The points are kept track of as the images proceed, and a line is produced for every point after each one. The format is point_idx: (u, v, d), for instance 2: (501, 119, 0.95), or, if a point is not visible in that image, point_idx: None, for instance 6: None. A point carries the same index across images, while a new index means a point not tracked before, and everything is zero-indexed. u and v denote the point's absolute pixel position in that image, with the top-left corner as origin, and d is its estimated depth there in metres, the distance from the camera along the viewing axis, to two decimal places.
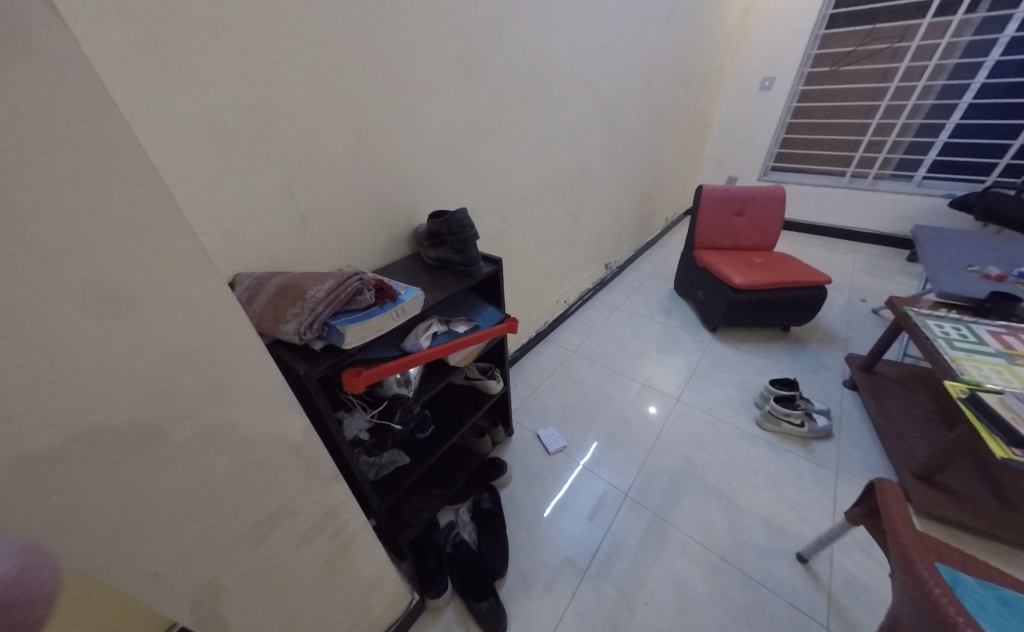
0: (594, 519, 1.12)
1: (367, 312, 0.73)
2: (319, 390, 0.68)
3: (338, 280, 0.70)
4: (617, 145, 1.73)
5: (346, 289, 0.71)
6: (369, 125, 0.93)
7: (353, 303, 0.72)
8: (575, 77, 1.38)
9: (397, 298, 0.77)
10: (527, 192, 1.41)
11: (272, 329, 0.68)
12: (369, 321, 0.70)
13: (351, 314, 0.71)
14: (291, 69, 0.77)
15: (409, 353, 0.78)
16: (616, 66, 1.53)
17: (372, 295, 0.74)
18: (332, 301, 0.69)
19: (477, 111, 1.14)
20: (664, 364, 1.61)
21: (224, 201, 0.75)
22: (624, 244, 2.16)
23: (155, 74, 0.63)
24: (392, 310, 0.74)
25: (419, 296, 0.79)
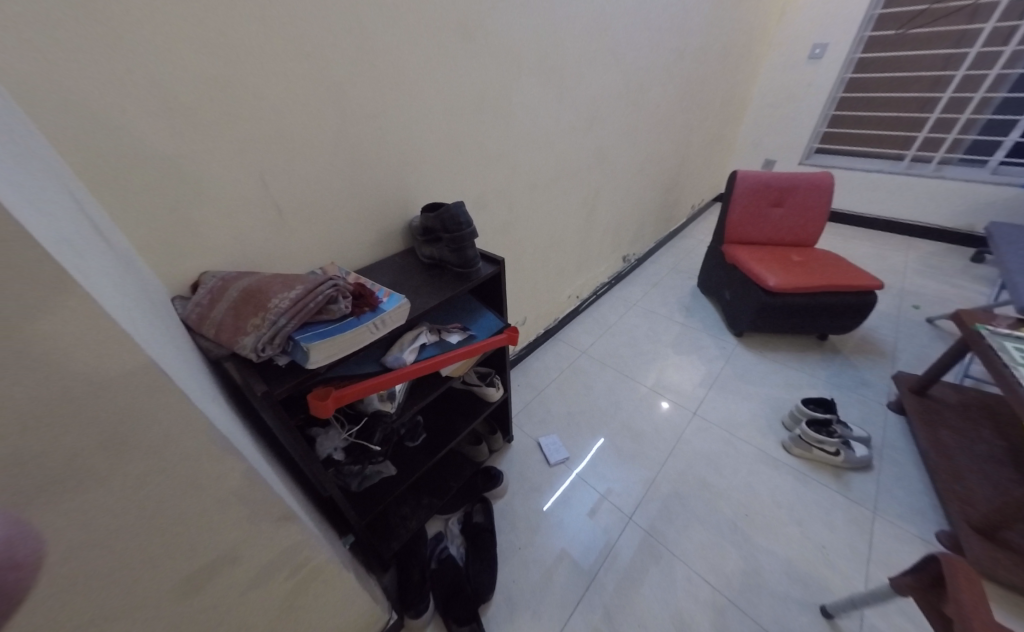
0: (593, 516, 1.11)
1: (342, 324, 0.64)
2: (282, 413, 0.61)
3: (306, 287, 0.61)
4: (642, 123, 1.56)
5: (316, 298, 0.62)
6: (355, 107, 0.83)
7: (325, 313, 0.63)
8: (599, 48, 1.23)
9: (378, 307, 0.68)
10: (539, 178, 1.28)
11: (230, 343, 0.60)
12: (341, 336, 0.62)
13: (322, 327, 0.62)
14: (258, 45, 0.68)
15: (391, 370, 0.70)
16: (646, 34, 1.36)
17: (349, 304, 0.65)
18: (299, 313, 0.60)
19: (484, 90, 1.02)
20: (681, 371, 1.50)
21: (187, 196, 0.69)
22: (646, 234, 2.01)
23: (85, 47, 0.55)
24: (370, 322, 0.65)
25: (405, 306, 0.70)
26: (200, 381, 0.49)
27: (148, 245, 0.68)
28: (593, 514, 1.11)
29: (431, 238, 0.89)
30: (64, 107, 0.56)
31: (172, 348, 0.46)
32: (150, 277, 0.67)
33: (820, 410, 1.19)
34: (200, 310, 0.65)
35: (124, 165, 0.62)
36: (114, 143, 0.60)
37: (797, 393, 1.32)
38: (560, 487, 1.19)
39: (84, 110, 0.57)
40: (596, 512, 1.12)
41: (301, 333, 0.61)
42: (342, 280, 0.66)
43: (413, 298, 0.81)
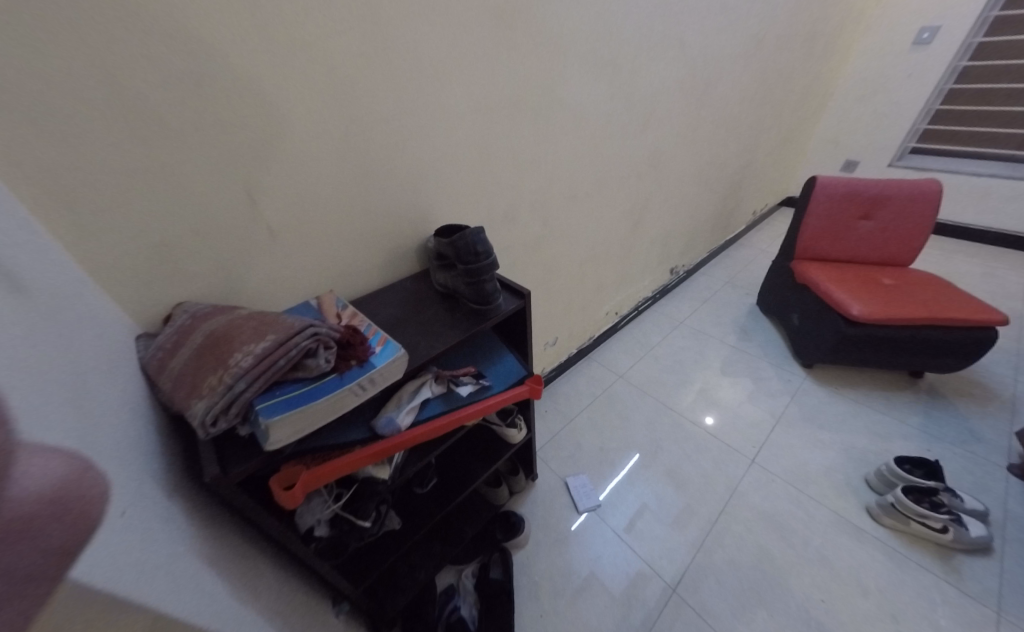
0: (629, 530, 1.03)
1: (322, 385, 0.52)
2: (240, 498, 0.49)
3: (276, 340, 0.49)
4: (705, 121, 1.36)
5: (290, 352, 0.49)
6: (366, 109, 0.70)
7: (299, 371, 0.51)
8: (667, 36, 1.05)
9: (368, 361, 0.56)
10: (581, 187, 1.12)
11: (182, 408, 0.48)
12: (314, 405, 0.49)
13: (296, 388, 0.50)
14: (248, 32, 0.56)
15: (382, 437, 0.57)
16: (724, 19, 1.16)
17: (333, 357, 0.53)
18: (265, 372, 0.48)
19: (527, 84, 0.87)
20: (737, 407, 1.28)
21: (156, 210, 0.58)
22: (698, 243, 1.79)
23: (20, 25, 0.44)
24: (354, 385, 0.53)
25: (401, 359, 0.58)
26: (115, 473, 0.37)
27: (107, 268, 0.57)
28: (630, 528, 1.03)
29: (445, 264, 0.76)
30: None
31: (73, 438, 0.34)
32: (103, 305, 0.56)
33: (920, 473, 0.96)
34: (161, 353, 0.54)
35: (75, 174, 0.51)
36: (61, 148, 0.49)
37: (886, 445, 1.09)
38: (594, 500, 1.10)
39: (21, 107, 0.46)
40: (632, 527, 1.04)
41: (265, 399, 0.49)
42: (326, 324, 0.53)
43: (417, 340, 0.68)
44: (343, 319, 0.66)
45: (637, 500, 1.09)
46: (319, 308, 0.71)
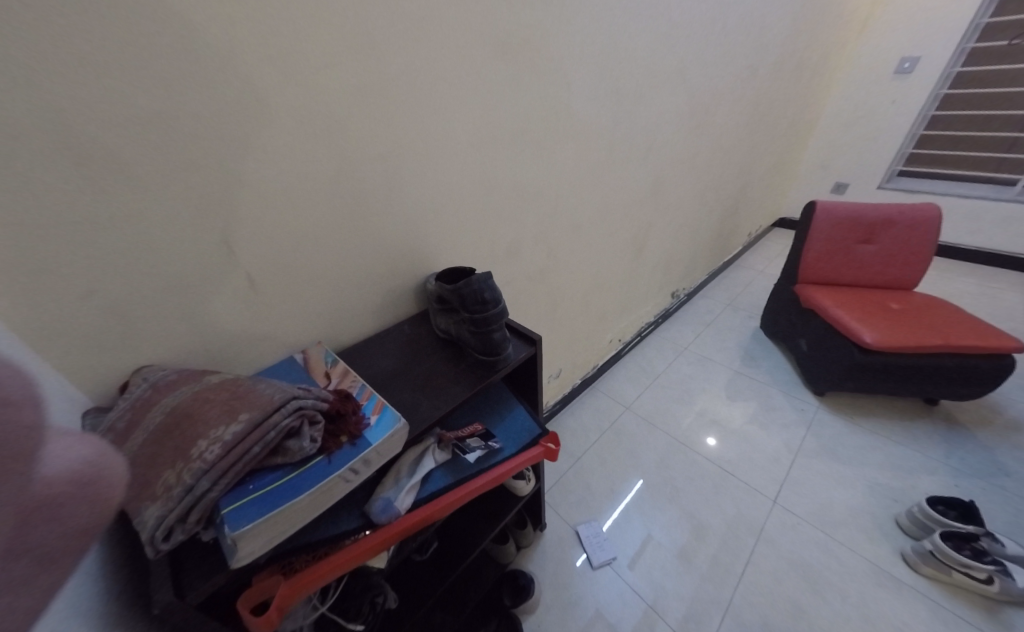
0: (634, 566, 0.98)
1: (304, 473, 0.45)
2: (202, 621, 0.41)
3: (252, 423, 0.43)
4: (705, 147, 1.35)
5: (266, 437, 0.44)
6: (363, 147, 0.65)
7: (280, 455, 0.45)
8: (669, 65, 1.04)
9: (361, 438, 0.49)
10: (585, 218, 1.08)
11: (132, 511, 0.42)
12: (296, 502, 0.42)
13: (272, 479, 0.44)
14: (225, 66, 0.51)
15: (380, 527, 0.49)
16: (722, 48, 1.17)
17: (317, 438, 0.47)
18: (235, 465, 0.42)
19: (530, 115, 0.83)
20: (751, 440, 1.22)
21: (111, 261, 0.51)
22: (698, 267, 1.77)
23: None
24: (344, 471, 0.46)
25: (402, 430, 0.51)
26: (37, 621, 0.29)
27: (58, 329, 0.50)
28: (636, 563, 0.98)
29: (447, 308, 0.70)
30: None
31: None
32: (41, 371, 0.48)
33: (955, 515, 0.91)
34: (111, 440, 0.48)
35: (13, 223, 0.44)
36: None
37: (910, 483, 1.04)
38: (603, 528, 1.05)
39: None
40: (638, 559, 0.99)
41: (233, 499, 0.41)
42: (311, 397, 0.48)
43: (418, 398, 0.62)
44: (334, 378, 0.59)
45: (642, 529, 1.04)
46: (305, 364, 0.63)
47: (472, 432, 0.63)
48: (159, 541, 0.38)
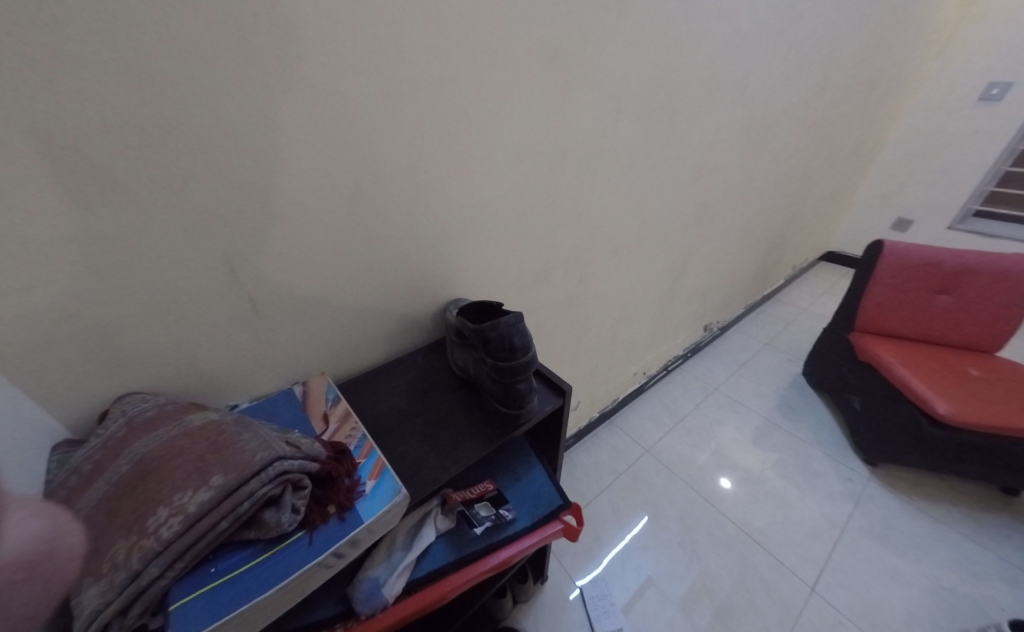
0: (627, 614, 0.93)
1: (278, 554, 0.39)
2: None
3: (222, 496, 0.37)
4: (759, 172, 1.25)
5: (238, 508, 0.38)
6: (387, 166, 0.58)
7: (251, 532, 0.38)
8: (730, 81, 0.95)
9: (352, 512, 0.42)
10: (622, 245, 1.00)
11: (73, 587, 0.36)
12: (259, 599, 0.36)
13: (238, 562, 0.38)
14: (236, 72, 0.45)
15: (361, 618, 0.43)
16: (790, 66, 1.07)
17: (300, 510, 0.40)
18: (194, 545, 0.36)
19: (575, 134, 0.75)
20: (789, 509, 1.10)
21: (91, 282, 0.46)
22: (736, 300, 1.66)
23: None
24: (324, 558, 0.39)
25: (402, 502, 0.43)
26: None
27: (31, 353, 0.45)
28: (630, 610, 0.93)
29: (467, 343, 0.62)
30: None
31: None
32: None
33: None
34: (69, 488, 0.43)
35: None
36: None
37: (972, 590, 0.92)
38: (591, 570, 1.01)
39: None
40: (633, 606, 0.94)
41: (186, 591, 0.35)
42: (297, 459, 0.41)
43: (424, 450, 0.54)
44: (332, 424, 0.52)
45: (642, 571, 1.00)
46: (302, 400, 0.57)
47: (483, 494, 0.55)
48: None
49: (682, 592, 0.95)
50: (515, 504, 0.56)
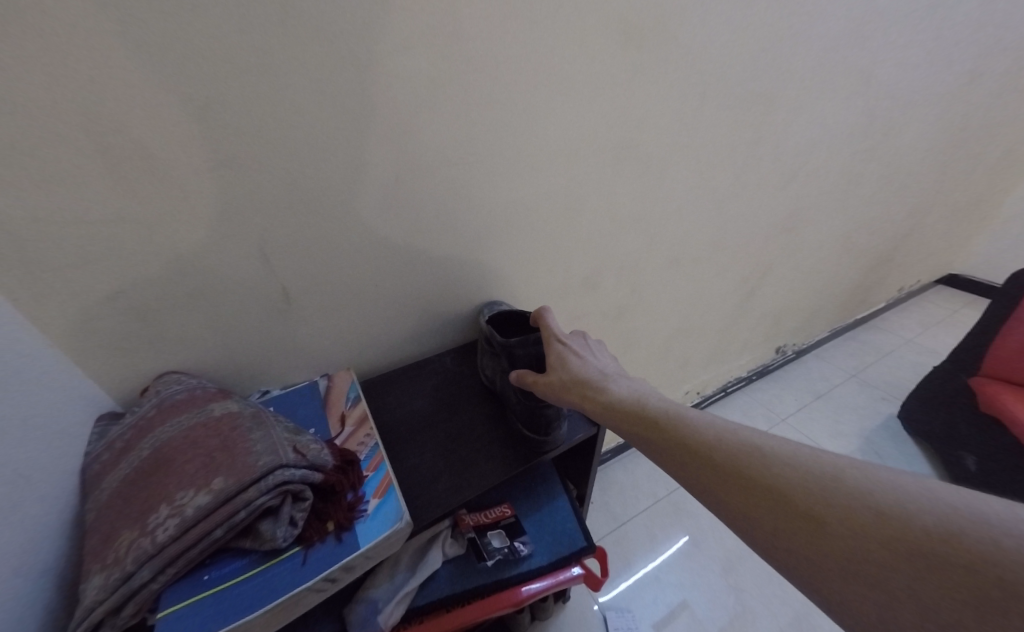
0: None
1: (273, 569, 0.38)
2: None
3: (221, 505, 0.36)
4: (861, 183, 1.09)
5: (234, 517, 0.36)
6: (436, 165, 0.55)
7: (249, 540, 0.38)
8: (842, 70, 0.81)
9: (350, 533, 0.41)
10: (688, 256, 0.90)
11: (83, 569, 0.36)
12: (244, 620, 0.35)
13: (233, 570, 0.37)
14: (289, 62, 0.42)
15: None
16: (916, 54, 0.91)
17: (298, 523, 0.39)
18: (189, 550, 0.36)
19: (648, 127, 0.66)
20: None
21: (129, 261, 0.45)
22: (814, 322, 1.49)
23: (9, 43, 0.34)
24: (316, 582, 0.37)
25: (402, 530, 0.42)
26: None
27: (74, 330, 0.46)
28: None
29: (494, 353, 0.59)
30: None
31: None
32: (44, 376, 0.44)
33: None
34: (99, 464, 0.44)
35: (23, 217, 0.39)
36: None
37: None
38: (619, 583, 0.98)
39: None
40: (664, 627, 0.91)
41: (178, 597, 0.35)
42: (301, 469, 0.40)
43: (441, 467, 0.52)
44: (348, 427, 0.52)
45: (676, 594, 0.96)
46: (325, 396, 0.57)
47: (499, 521, 0.57)
48: None
49: (721, 624, 0.91)
50: (532, 537, 0.57)
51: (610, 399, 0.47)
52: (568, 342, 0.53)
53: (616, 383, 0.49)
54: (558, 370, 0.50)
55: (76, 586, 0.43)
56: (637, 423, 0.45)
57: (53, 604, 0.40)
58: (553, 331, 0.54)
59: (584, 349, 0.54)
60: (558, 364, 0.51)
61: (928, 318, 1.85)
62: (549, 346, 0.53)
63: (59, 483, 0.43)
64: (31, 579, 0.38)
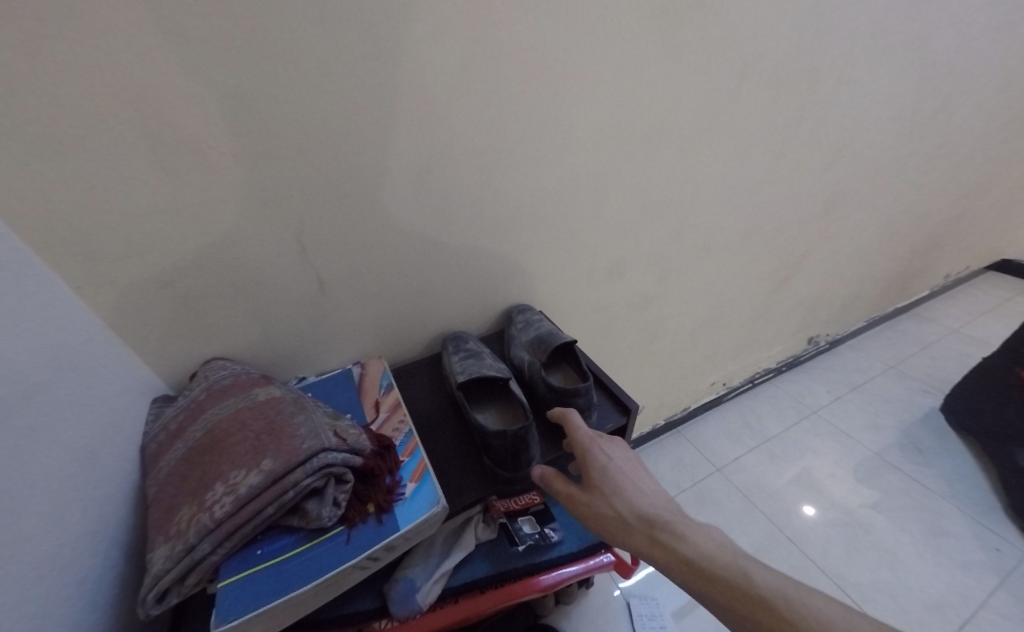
0: (677, 621, 0.91)
1: (319, 546, 0.40)
2: None
3: (273, 491, 0.38)
4: (907, 167, 1.03)
5: (283, 497, 0.39)
6: (468, 156, 0.55)
7: (298, 518, 0.40)
8: (893, 48, 0.77)
9: (390, 515, 0.43)
10: (721, 242, 0.88)
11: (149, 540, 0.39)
12: (295, 593, 0.38)
13: (283, 547, 0.40)
14: (328, 58, 0.44)
15: (398, 613, 0.48)
16: (976, 24, 0.85)
17: (341, 505, 0.41)
18: (243, 526, 0.38)
19: (680, 112, 0.64)
20: (902, 571, 0.97)
21: (178, 254, 0.47)
22: (850, 313, 1.44)
23: (73, 49, 0.36)
24: (359, 561, 0.40)
25: (438, 513, 0.43)
26: None
27: (128, 319, 0.48)
28: (683, 617, 0.92)
29: (481, 401, 0.58)
30: (42, 137, 0.38)
31: None
32: (105, 361, 0.47)
33: None
34: (157, 442, 0.47)
35: (83, 213, 0.42)
36: (64, 181, 0.40)
37: None
38: (642, 570, 0.99)
39: (10, 131, 0.37)
40: (687, 614, 0.92)
41: (234, 569, 0.38)
42: (342, 453, 0.41)
43: (473, 453, 0.54)
44: (382, 413, 0.54)
45: None
46: (359, 383, 0.59)
47: (529, 508, 0.58)
48: (151, 597, 0.36)
49: None
50: (563, 524, 0.59)
51: (662, 537, 0.43)
52: (611, 459, 0.48)
53: (666, 514, 0.45)
54: (604, 495, 0.46)
55: (140, 558, 0.47)
56: (696, 569, 0.41)
57: (118, 572, 0.43)
58: (591, 444, 0.49)
59: (630, 466, 0.48)
60: (604, 498, 0.46)
61: (976, 307, 1.75)
62: (593, 463, 0.48)
63: (122, 461, 0.47)
64: (103, 548, 0.42)
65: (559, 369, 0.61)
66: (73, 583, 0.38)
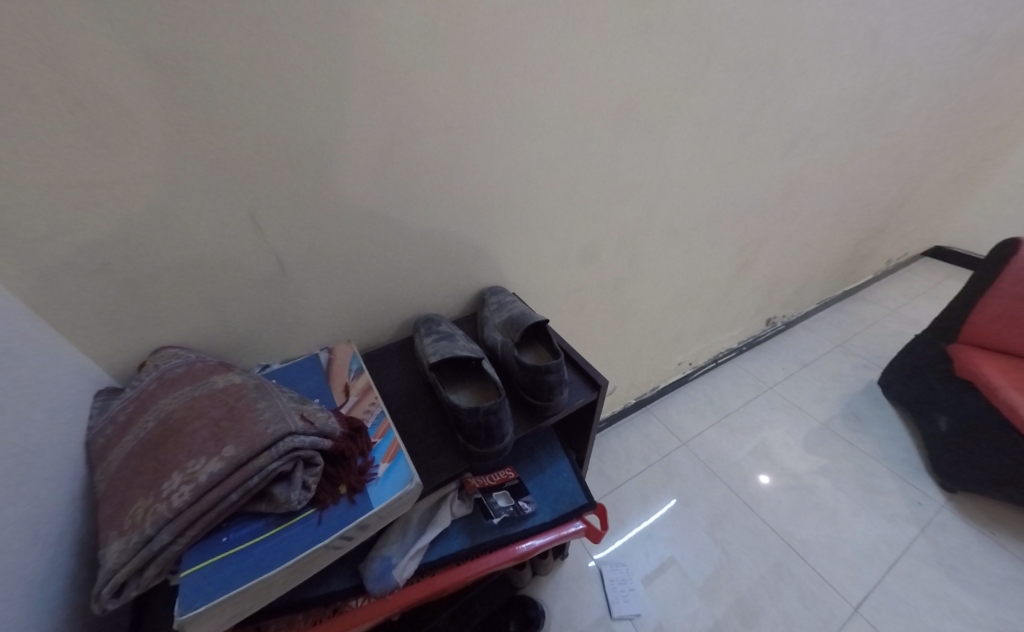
0: (645, 586, 0.96)
1: (288, 530, 0.39)
2: None
3: (236, 477, 0.37)
4: (855, 157, 1.10)
5: (248, 482, 0.37)
6: (432, 134, 0.54)
7: (265, 502, 0.39)
8: (843, 41, 0.81)
9: (362, 495, 0.42)
10: (685, 227, 0.90)
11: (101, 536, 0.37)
12: (265, 576, 0.37)
13: (250, 533, 0.38)
14: (280, 24, 0.41)
15: (374, 592, 0.47)
16: (916, 23, 0.90)
17: (311, 487, 0.40)
18: (205, 514, 0.36)
19: (645, 95, 0.65)
20: (843, 526, 1.06)
21: (118, 233, 0.44)
22: (803, 295, 1.52)
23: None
24: (331, 542, 0.39)
25: (411, 491, 0.43)
26: None
27: (65, 304, 0.45)
28: (651, 581, 0.97)
29: (453, 381, 0.58)
30: None
31: None
32: (42, 349, 0.43)
33: None
34: (103, 436, 0.44)
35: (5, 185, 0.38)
36: None
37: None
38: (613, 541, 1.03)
39: None
40: (655, 578, 0.97)
41: (198, 558, 0.37)
42: (310, 436, 0.40)
43: (445, 432, 0.54)
44: (352, 397, 0.53)
45: (666, 548, 1.02)
46: (327, 367, 0.57)
47: (503, 483, 0.59)
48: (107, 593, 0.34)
49: (706, 574, 0.98)
50: (536, 497, 0.61)
51: None
52: None
53: None
54: None
55: (93, 557, 0.44)
56: None
57: (69, 570, 0.41)
58: None
59: None
60: None
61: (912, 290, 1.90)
62: None
63: (65, 455, 0.43)
64: (50, 547, 0.39)
65: (531, 348, 0.62)
66: (16, 583, 0.36)
